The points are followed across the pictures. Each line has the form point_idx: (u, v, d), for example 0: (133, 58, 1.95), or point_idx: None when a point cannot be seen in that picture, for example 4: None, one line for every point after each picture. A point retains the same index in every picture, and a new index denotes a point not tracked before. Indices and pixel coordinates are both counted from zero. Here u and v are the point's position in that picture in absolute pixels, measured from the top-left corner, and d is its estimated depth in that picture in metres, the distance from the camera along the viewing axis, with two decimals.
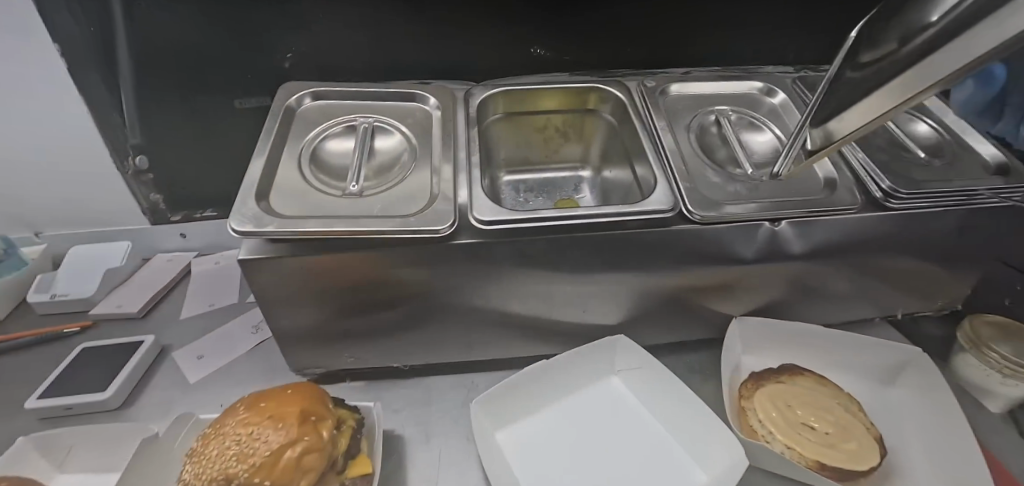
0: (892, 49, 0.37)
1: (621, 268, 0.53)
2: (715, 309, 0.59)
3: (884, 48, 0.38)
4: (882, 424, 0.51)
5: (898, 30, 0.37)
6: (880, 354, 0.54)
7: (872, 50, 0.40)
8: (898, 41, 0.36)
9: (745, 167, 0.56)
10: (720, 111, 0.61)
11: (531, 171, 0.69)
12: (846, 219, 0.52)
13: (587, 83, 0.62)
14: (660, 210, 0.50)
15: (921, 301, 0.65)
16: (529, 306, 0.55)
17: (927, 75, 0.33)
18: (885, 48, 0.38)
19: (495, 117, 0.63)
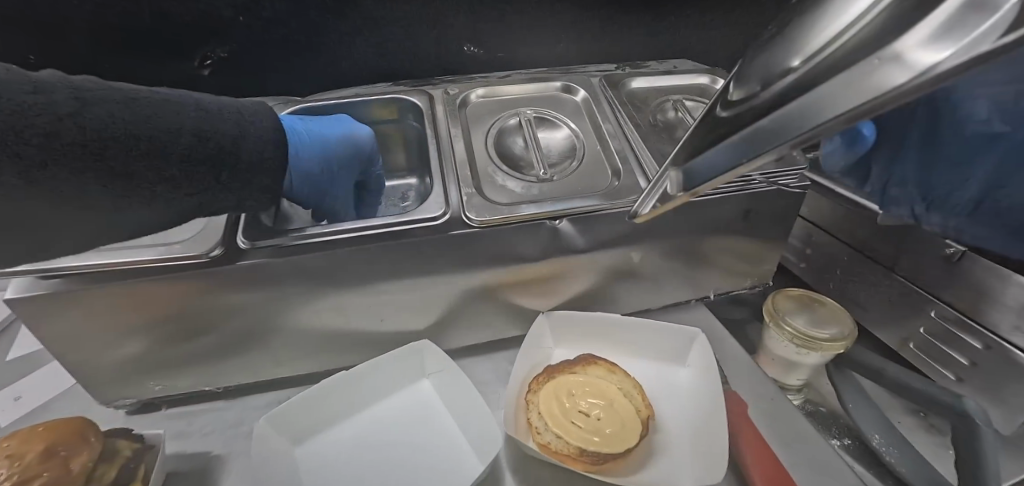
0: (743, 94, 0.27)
1: (410, 276, 0.54)
2: (523, 306, 0.61)
3: (741, 88, 0.27)
4: (664, 404, 0.53)
5: (754, 63, 0.27)
6: (670, 339, 0.56)
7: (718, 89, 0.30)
8: (755, 81, 0.26)
9: (537, 169, 0.58)
10: (519, 113, 0.62)
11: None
12: (624, 212, 0.55)
13: (389, 95, 0.63)
14: (433, 217, 0.52)
15: (734, 280, 0.69)
16: (331, 319, 0.56)
17: (785, 128, 0.23)
18: (735, 89, 0.28)
19: None
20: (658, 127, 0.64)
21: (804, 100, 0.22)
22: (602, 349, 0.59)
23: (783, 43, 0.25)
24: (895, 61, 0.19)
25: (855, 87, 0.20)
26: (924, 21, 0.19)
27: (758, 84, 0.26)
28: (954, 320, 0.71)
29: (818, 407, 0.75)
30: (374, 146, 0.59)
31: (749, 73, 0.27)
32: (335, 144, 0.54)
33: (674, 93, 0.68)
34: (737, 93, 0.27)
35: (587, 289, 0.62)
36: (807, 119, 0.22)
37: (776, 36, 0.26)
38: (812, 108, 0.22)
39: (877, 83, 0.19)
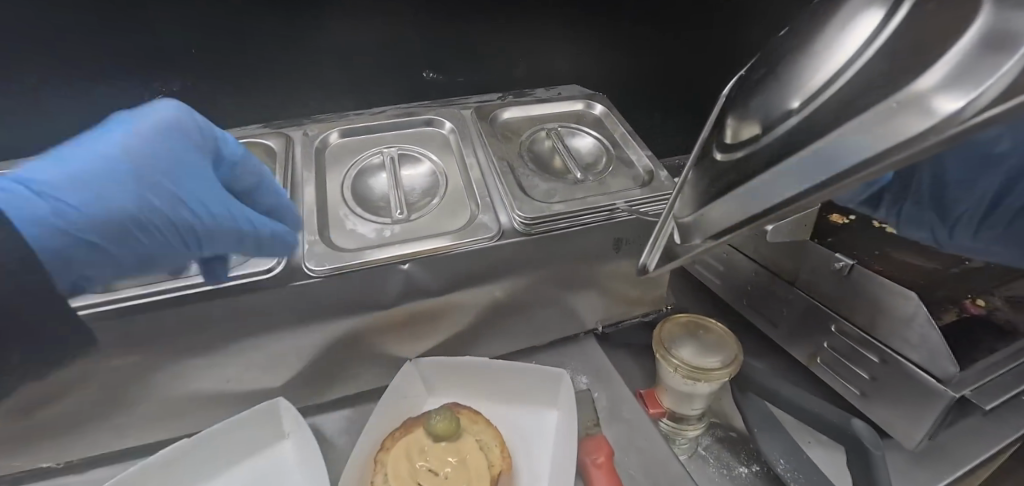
0: (756, 136, 0.31)
1: (251, 331, 0.51)
2: (390, 353, 0.58)
3: (747, 127, 0.32)
4: (528, 454, 0.51)
5: (750, 112, 0.32)
6: (538, 381, 0.54)
7: (726, 131, 0.35)
8: (755, 121, 0.32)
9: (394, 210, 0.56)
10: (381, 152, 0.61)
11: None
12: (479, 251, 0.52)
13: (244, 138, 0.60)
14: (267, 269, 0.49)
15: (623, 309, 0.67)
16: (173, 383, 0.52)
17: (793, 182, 0.26)
18: (742, 129, 0.33)
19: None
20: (527, 158, 0.62)
21: (816, 151, 0.26)
22: (471, 395, 0.56)
23: (779, 90, 0.31)
24: (927, 102, 0.21)
25: (878, 128, 0.23)
26: (939, 65, 0.22)
27: (760, 125, 0.31)
28: (852, 335, 0.70)
29: (727, 432, 0.73)
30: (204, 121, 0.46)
31: (750, 116, 0.32)
32: (159, 130, 0.41)
33: (549, 121, 0.67)
34: (743, 135, 0.32)
35: (459, 330, 0.59)
36: (809, 171, 0.25)
37: (772, 80, 0.32)
38: (827, 162, 0.25)
39: (896, 130, 0.22)
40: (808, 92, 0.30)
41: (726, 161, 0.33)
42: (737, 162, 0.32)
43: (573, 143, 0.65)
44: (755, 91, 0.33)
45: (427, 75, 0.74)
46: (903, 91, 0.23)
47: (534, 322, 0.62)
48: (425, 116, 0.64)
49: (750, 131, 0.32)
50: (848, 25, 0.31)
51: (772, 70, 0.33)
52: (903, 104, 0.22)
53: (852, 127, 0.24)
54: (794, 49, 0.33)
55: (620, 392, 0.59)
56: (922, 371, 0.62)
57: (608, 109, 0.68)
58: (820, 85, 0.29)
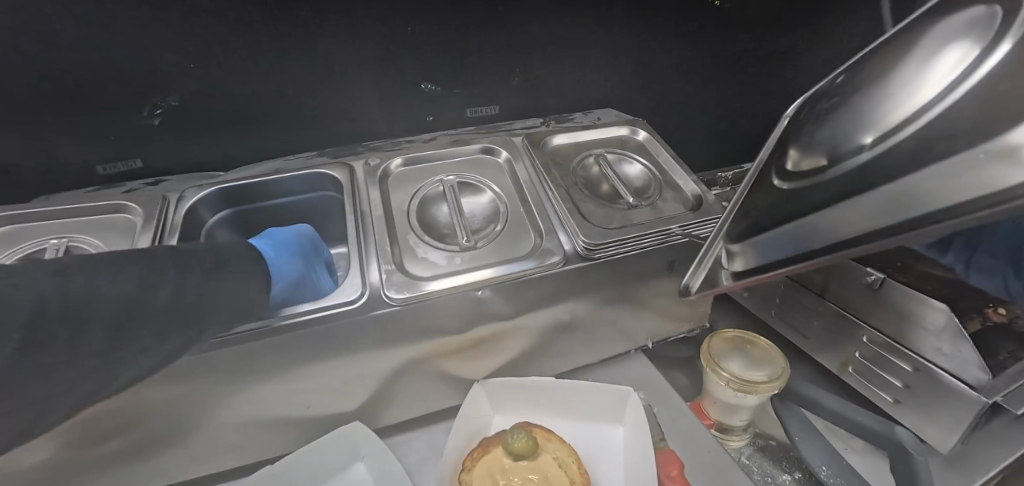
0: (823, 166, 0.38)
1: (332, 358, 0.53)
2: (457, 375, 0.60)
3: (814, 160, 0.39)
4: (600, 469, 0.53)
5: (823, 145, 0.39)
6: (604, 399, 0.56)
7: (795, 158, 0.41)
8: (822, 153, 0.38)
9: (460, 237, 0.58)
10: (441, 180, 0.63)
11: None
12: (547, 276, 0.55)
13: (308, 170, 0.62)
14: (350, 298, 0.51)
15: (671, 326, 0.70)
16: (253, 410, 0.53)
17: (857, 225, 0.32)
18: (809, 160, 0.40)
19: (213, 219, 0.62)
20: (580, 184, 0.65)
21: (887, 198, 0.31)
22: (538, 412, 0.58)
23: (854, 127, 0.37)
24: (1016, 160, 0.24)
25: (964, 182, 0.26)
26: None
27: (827, 157, 0.38)
28: (885, 345, 0.74)
29: (768, 441, 0.76)
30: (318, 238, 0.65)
31: (817, 148, 0.39)
32: (299, 242, 0.60)
33: (595, 147, 0.70)
34: (812, 166, 0.39)
35: (522, 350, 0.61)
36: (869, 218, 0.31)
37: (838, 115, 0.39)
38: (902, 209, 0.29)
39: (985, 183, 0.25)
40: (881, 129, 0.35)
41: (794, 188, 0.40)
42: (805, 189, 0.38)
43: (621, 168, 0.68)
44: (829, 125, 0.39)
45: (426, 88, 0.74)
46: (991, 142, 0.26)
47: (590, 341, 0.64)
48: (479, 144, 0.67)
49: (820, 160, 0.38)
50: (927, 64, 0.35)
51: (850, 107, 0.38)
52: (994, 158, 0.25)
53: (934, 176, 0.28)
54: (869, 87, 0.38)
55: (676, 407, 0.62)
56: (954, 378, 0.66)
57: (651, 134, 0.71)
58: (893, 122, 0.34)
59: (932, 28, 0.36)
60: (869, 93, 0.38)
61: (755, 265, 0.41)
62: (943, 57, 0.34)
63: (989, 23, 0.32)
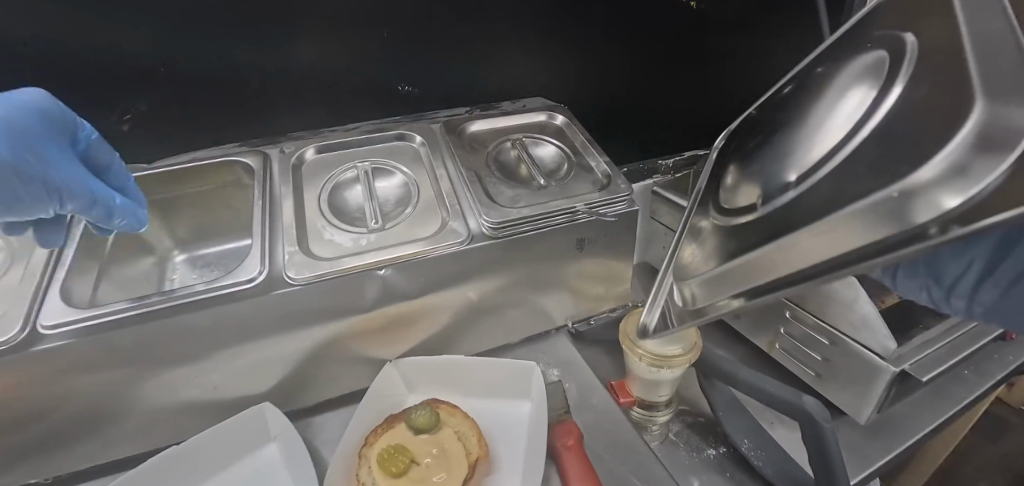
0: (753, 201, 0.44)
1: (234, 338, 0.53)
2: (371, 356, 0.61)
3: (751, 194, 0.45)
4: (504, 441, 0.54)
5: (754, 186, 0.46)
6: (511, 374, 0.57)
7: (726, 194, 0.48)
8: (761, 188, 0.45)
9: (370, 220, 0.60)
10: (355, 166, 0.64)
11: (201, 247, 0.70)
12: (450, 256, 0.56)
13: (222, 158, 0.63)
14: (248, 278, 0.52)
15: (591, 305, 0.71)
16: (157, 393, 0.54)
17: (810, 257, 0.32)
18: (739, 197, 0.46)
19: None
20: (493, 167, 0.66)
21: (827, 231, 0.33)
22: (450, 391, 0.59)
23: (784, 167, 0.45)
24: (933, 193, 0.28)
25: (902, 209, 0.28)
26: (936, 157, 0.30)
27: (761, 195, 0.44)
28: (805, 320, 0.75)
29: (696, 418, 0.78)
30: (85, 131, 0.52)
31: (755, 183, 0.46)
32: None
33: (513, 132, 0.72)
34: (745, 203, 0.45)
35: (436, 330, 0.62)
36: (813, 242, 0.33)
37: (771, 154, 0.47)
38: (839, 242, 0.31)
39: (912, 212, 0.28)
40: (804, 168, 0.43)
41: (733, 221, 0.44)
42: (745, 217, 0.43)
43: (536, 152, 0.69)
44: (764, 165, 0.47)
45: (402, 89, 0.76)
46: (903, 182, 0.30)
47: (507, 321, 0.66)
48: (396, 131, 0.68)
49: (755, 193, 0.45)
50: (835, 108, 0.45)
51: (782, 147, 0.47)
52: (908, 194, 0.29)
53: (861, 210, 0.31)
54: (795, 131, 0.47)
55: (590, 383, 0.63)
56: (866, 349, 0.68)
57: (569, 119, 0.73)
58: (814, 160, 0.43)
59: (832, 83, 0.47)
60: (796, 136, 0.47)
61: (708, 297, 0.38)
62: (848, 100, 0.44)
63: (878, 74, 0.43)
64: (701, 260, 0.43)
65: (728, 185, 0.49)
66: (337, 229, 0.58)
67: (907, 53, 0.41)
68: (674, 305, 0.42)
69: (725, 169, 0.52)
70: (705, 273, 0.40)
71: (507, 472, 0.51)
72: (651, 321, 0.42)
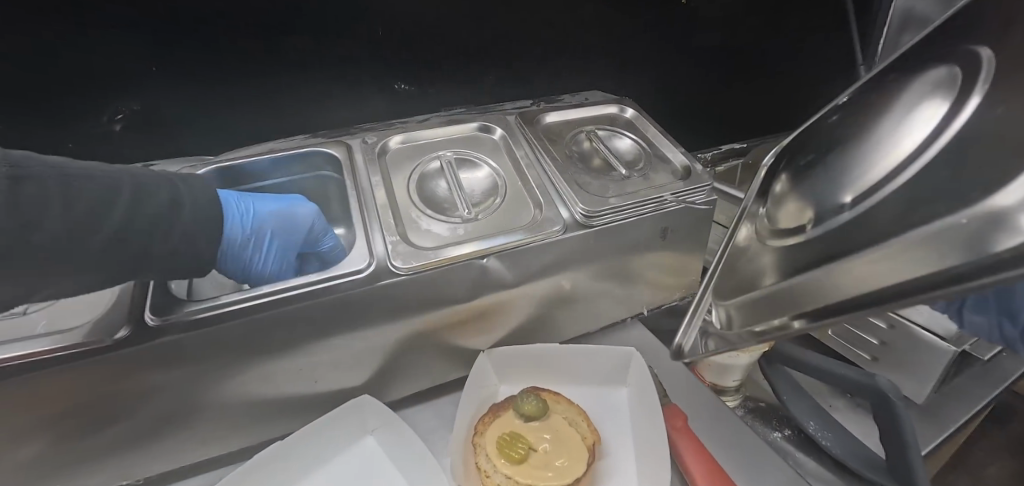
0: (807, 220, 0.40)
1: (341, 329, 0.52)
2: (464, 346, 0.61)
3: (803, 212, 0.41)
4: (608, 426, 0.55)
5: (804, 203, 0.42)
6: (608, 361, 0.58)
7: (777, 208, 0.45)
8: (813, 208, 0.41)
9: (461, 210, 0.59)
10: (440, 157, 0.64)
11: None
12: (548, 244, 0.56)
13: (305, 148, 0.62)
14: (357, 268, 0.51)
15: (664, 294, 0.72)
16: (260, 386, 0.52)
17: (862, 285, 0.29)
18: (795, 214, 0.42)
19: None
20: (573, 158, 0.67)
21: (886, 267, 0.29)
22: (546, 379, 0.59)
23: (837, 187, 0.40)
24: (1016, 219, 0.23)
25: (974, 242, 0.24)
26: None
27: (816, 214, 0.40)
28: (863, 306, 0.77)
29: (758, 403, 0.80)
30: (318, 221, 0.58)
31: (807, 203, 0.42)
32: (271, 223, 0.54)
33: (586, 124, 0.73)
34: (793, 222, 0.42)
35: (525, 320, 0.62)
36: (876, 278, 0.29)
37: (824, 169, 0.42)
38: (900, 269, 0.28)
39: (984, 243, 0.24)
40: (860, 189, 0.38)
41: (782, 241, 0.41)
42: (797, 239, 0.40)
43: (612, 143, 0.70)
44: (814, 181, 0.43)
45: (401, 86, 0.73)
46: (976, 207, 0.26)
47: (590, 310, 0.66)
48: (475, 122, 0.68)
49: (808, 213, 0.41)
50: (903, 123, 0.38)
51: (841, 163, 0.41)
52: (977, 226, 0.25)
53: (927, 237, 0.28)
54: (854, 145, 0.41)
55: (675, 369, 0.64)
56: (927, 331, 0.71)
57: (639, 112, 0.74)
58: (871, 182, 0.38)
59: (900, 95, 0.40)
60: (856, 149, 0.41)
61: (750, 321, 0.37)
62: (919, 112, 0.37)
63: (952, 84, 0.35)
64: (755, 276, 0.41)
65: (778, 198, 0.46)
66: (432, 219, 0.58)
67: (979, 68, 0.33)
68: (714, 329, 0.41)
69: (776, 180, 0.47)
70: (761, 292, 0.38)
71: (618, 456, 0.52)
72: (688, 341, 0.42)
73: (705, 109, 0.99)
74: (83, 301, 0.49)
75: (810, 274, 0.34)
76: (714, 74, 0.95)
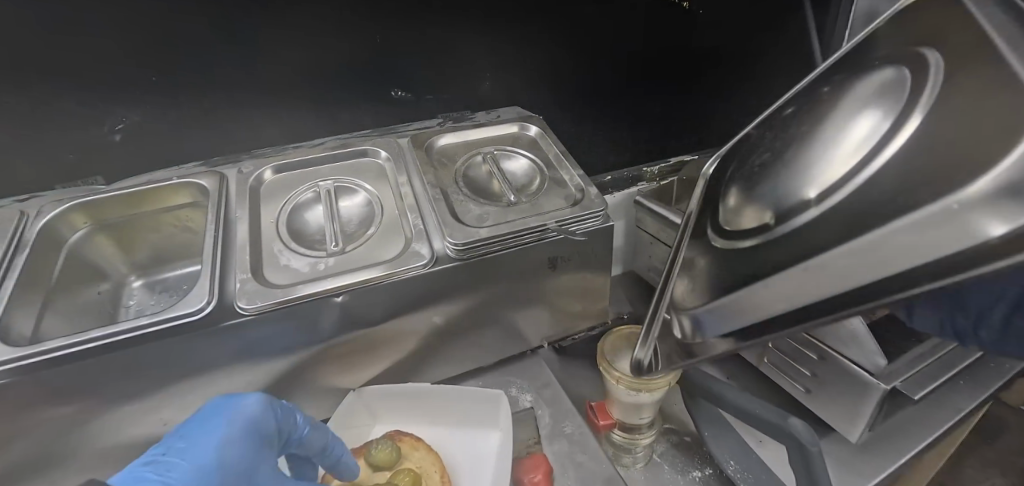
0: (765, 224, 0.37)
1: (182, 372, 0.50)
2: (339, 386, 0.58)
3: (754, 217, 0.39)
4: (472, 477, 0.52)
5: (762, 208, 0.40)
6: (478, 404, 0.54)
7: (741, 214, 0.41)
8: (764, 213, 0.39)
9: (330, 242, 0.57)
10: (317, 186, 0.62)
11: (163, 271, 0.67)
12: (411, 280, 0.53)
13: (177, 180, 0.61)
14: (194, 313, 0.49)
15: (569, 325, 0.69)
16: (100, 438, 0.50)
17: (848, 278, 0.27)
18: (748, 214, 0.41)
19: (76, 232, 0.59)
20: (460, 183, 0.63)
21: (887, 249, 0.26)
22: (417, 422, 0.57)
23: (776, 197, 0.39)
24: (966, 222, 0.23)
25: (949, 232, 0.23)
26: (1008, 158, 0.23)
27: (772, 216, 0.37)
28: (801, 339, 0.71)
29: (682, 437, 0.76)
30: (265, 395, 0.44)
31: (754, 206, 0.40)
32: (223, 451, 0.37)
33: (485, 145, 0.70)
34: (750, 223, 0.39)
35: (400, 358, 0.59)
36: (863, 263, 0.26)
37: (749, 186, 0.43)
38: (869, 267, 0.26)
39: (963, 235, 0.23)
40: (823, 185, 0.36)
41: (730, 245, 0.39)
42: (754, 245, 0.37)
43: (508, 166, 0.67)
44: (761, 193, 0.41)
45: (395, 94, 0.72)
46: (955, 194, 0.24)
47: (479, 345, 0.63)
48: (362, 147, 0.66)
49: (776, 207, 0.38)
50: (847, 128, 0.38)
51: (779, 164, 0.41)
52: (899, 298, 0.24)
53: (905, 227, 0.25)
54: (799, 147, 0.41)
55: (568, 408, 0.60)
56: (859, 367, 0.64)
57: (542, 130, 0.70)
58: (832, 180, 0.36)
59: (845, 95, 0.41)
60: (791, 167, 0.40)
61: (708, 335, 0.34)
62: (859, 122, 0.38)
63: (900, 87, 0.36)
64: (701, 286, 0.38)
65: (731, 210, 0.43)
66: (293, 253, 0.55)
67: (928, 72, 0.34)
68: (674, 338, 0.39)
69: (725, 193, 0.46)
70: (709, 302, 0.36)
71: None
72: (650, 360, 0.40)
73: (657, 126, 0.90)
74: None
75: (774, 276, 0.32)
76: (658, 91, 0.86)
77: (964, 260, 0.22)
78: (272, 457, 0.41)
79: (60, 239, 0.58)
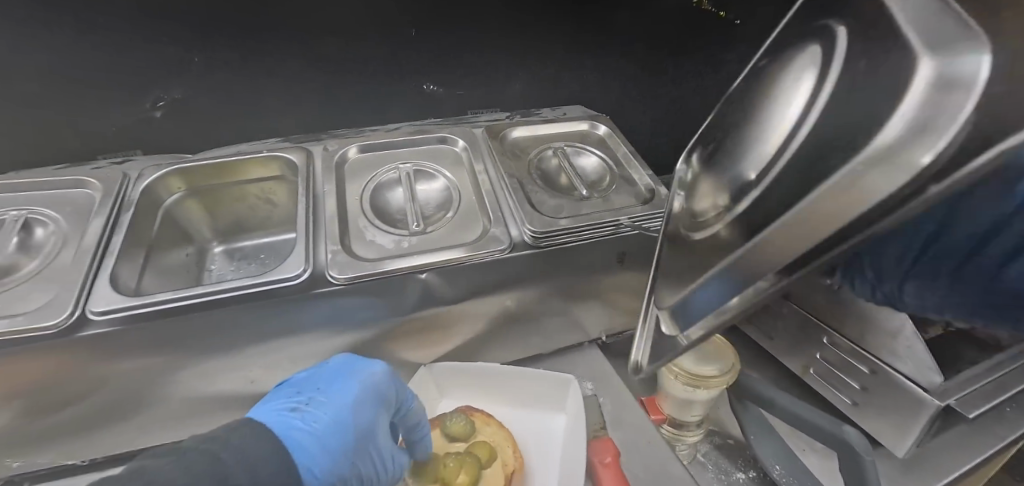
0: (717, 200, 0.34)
1: (275, 334, 0.53)
2: (410, 360, 0.60)
3: (707, 197, 0.36)
4: (540, 454, 0.54)
5: (714, 184, 0.36)
6: (547, 386, 0.56)
7: (696, 192, 0.38)
8: (714, 189, 0.35)
9: (412, 222, 0.59)
10: (398, 168, 0.64)
11: (242, 240, 0.70)
12: (491, 263, 0.55)
13: (267, 153, 0.64)
14: (293, 279, 0.52)
15: (626, 320, 0.70)
16: (195, 389, 0.53)
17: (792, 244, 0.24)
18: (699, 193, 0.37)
19: (172, 196, 0.63)
20: (533, 174, 0.66)
21: (817, 216, 0.23)
22: (485, 399, 0.59)
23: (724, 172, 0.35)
24: (898, 160, 0.21)
25: (884, 178, 0.21)
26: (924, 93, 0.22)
27: (721, 197, 0.34)
28: (845, 347, 0.72)
29: (725, 439, 0.77)
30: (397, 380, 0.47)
31: (705, 186, 0.37)
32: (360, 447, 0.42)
33: (555, 140, 0.72)
34: (703, 205, 0.36)
35: (469, 338, 0.62)
36: (797, 232, 0.24)
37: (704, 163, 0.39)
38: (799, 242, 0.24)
39: (882, 184, 0.21)
40: (760, 162, 0.32)
41: (691, 233, 0.36)
42: (709, 224, 0.33)
43: (578, 161, 0.69)
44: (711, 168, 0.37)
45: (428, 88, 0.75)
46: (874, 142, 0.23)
47: (541, 332, 0.65)
48: (440, 134, 0.68)
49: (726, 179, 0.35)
50: (776, 107, 0.33)
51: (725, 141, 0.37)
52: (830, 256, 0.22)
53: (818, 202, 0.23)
54: (737, 126, 0.37)
55: (626, 399, 0.62)
56: (910, 381, 0.65)
57: (611, 129, 0.72)
58: (767, 155, 0.32)
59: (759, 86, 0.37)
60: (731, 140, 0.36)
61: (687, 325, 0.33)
62: (794, 89, 0.33)
63: (816, 56, 0.32)
64: (677, 274, 0.36)
65: (688, 184, 0.40)
66: (379, 230, 0.58)
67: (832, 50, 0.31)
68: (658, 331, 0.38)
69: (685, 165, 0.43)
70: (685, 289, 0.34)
71: None
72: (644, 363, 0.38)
73: None
74: (43, 285, 0.51)
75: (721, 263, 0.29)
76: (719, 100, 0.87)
77: (896, 199, 0.20)
78: (387, 424, 0.46)
79: (159, 201, 0.61)
